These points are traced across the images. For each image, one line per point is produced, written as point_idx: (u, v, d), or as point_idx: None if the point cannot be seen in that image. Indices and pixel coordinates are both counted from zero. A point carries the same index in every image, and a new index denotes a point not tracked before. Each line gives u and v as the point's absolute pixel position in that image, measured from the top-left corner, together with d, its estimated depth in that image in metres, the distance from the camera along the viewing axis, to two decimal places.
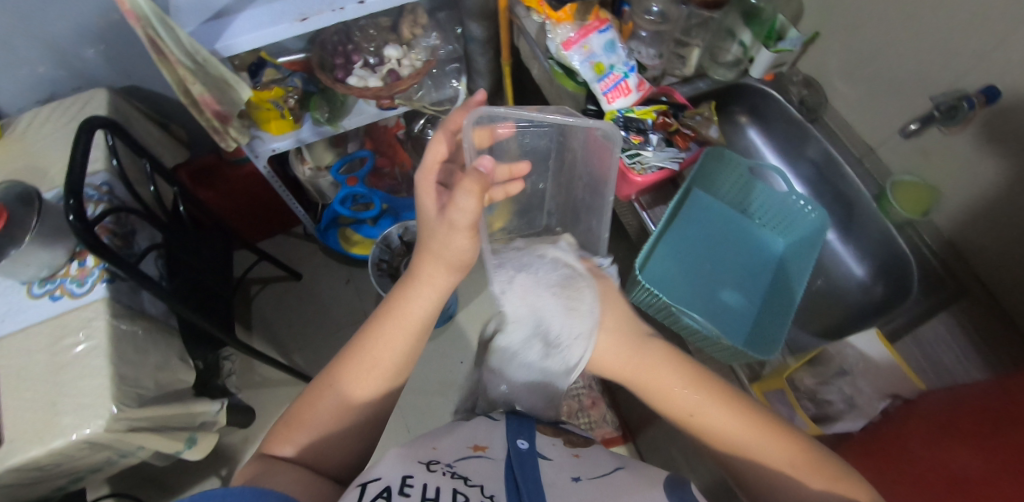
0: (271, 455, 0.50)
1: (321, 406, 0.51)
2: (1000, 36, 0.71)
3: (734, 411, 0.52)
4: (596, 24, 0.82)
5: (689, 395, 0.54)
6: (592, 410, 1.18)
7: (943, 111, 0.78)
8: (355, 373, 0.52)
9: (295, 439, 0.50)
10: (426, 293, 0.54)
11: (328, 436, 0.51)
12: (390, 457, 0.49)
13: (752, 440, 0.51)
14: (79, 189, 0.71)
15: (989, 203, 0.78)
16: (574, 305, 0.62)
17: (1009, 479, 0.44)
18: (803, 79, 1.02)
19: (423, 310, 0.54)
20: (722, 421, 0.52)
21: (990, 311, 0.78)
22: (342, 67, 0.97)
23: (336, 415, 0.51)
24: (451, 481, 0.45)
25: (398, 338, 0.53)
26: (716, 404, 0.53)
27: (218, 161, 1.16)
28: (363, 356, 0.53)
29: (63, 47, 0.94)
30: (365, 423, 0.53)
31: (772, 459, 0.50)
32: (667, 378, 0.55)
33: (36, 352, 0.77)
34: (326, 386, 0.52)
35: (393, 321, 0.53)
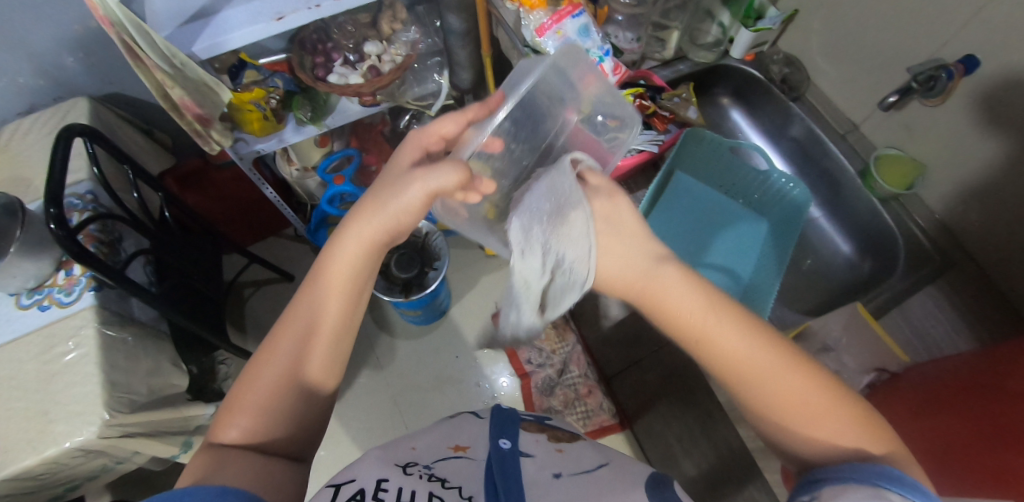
0: (214, 441, 0.47)
1: (259, 379, 0.49)
2: (980, 3, 0.70)
3: (755, 342, 0.44)
4: (569, 9, 0.81)
5: (700, 319, 0.46)
6: (587, 399, 1.16)
7: (921, 83, 0.78)
8: (290, 339, 0.51)
9: (236, 423, 0.48)
10: (354, 247, 0.52)
11: (273, 411, 0.48)
12: (367, 460, 0.50)
13: (759, 373, 0.43)
14: (60, 197, 0.71)
15: (975, 173, 0.77)
16: (566, 224, 0.49)
17: (1006, 451, 0.43)
18: (784, 57, 1.01)
19: (350, 266, 0.52)
20: (731, 347, 0.44)
21: (978, 283, 0.78)
22: (323, 65, 0.97)
23: (276, 388, 0.49)
24: (427, 483, 0.45)
25: (329, 297, 0.51)
26: (734, 329, 0.45)
27: (203, 165, 1.15)
28: (299, 320, 0.51)
29: (42, 56, 0.94)
30: (307, 392, 0.50)
31: (779, 394, 0.43)
32: (686, 301, 0.46)
33: (27, 362, 0.78)
34: (264, 358, 0.51)
35: (321, 282, 0.52)
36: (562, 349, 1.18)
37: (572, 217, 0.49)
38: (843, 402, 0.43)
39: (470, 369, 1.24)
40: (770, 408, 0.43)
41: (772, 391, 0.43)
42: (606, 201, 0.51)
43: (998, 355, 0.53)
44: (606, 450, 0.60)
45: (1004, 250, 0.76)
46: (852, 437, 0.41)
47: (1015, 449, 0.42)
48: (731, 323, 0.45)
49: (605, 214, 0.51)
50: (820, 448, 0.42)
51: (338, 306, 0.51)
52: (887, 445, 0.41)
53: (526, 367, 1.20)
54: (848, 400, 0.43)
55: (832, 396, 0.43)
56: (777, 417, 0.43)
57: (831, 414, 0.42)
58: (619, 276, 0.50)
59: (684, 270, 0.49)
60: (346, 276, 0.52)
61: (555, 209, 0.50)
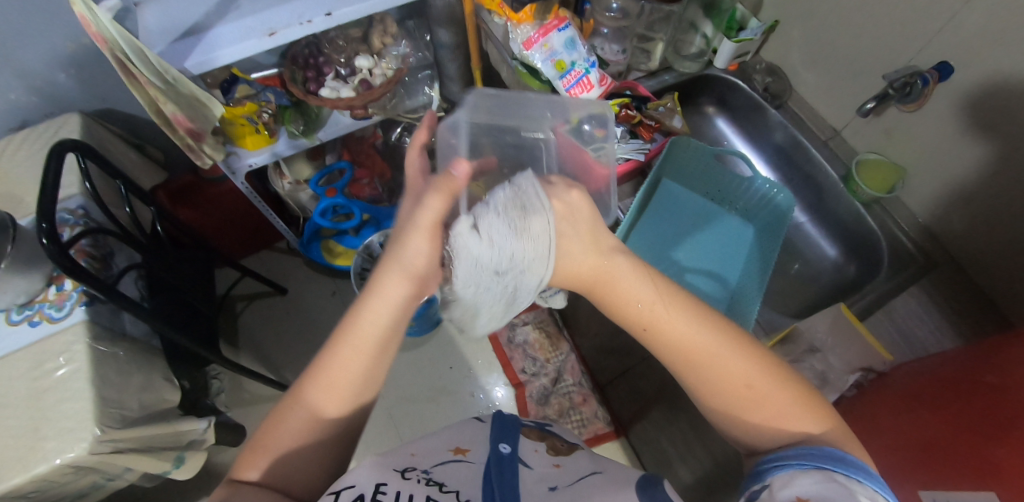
0: (238, 480, 0.48)
1: (284, 428, 0.49)
2: (951, 12, 0.72)
3: (703, 328, 0.47)
4: (555, 23, 0.82)
5: (650, 307, 0.48)
6: (582, 407, 1.19)
7: (898, 89, 0.80)
8: (318, 392, 0.50)
9: (259, 464, 0.48)
10: (384, 307, 0.50)
11: (295, 453, 0.49)
12: (365, 465, 0.50)
13: (708, 358, 0.46)
14: (52, 213, 0.71)
15: (955, 176, 0.79)
16: (523, 226, 0.49)
17: (986, 444, 0.44)
18: (767, 67, 1.04)
19: (379, 324, 0.50)
20: (681, 334, 0.47)
21: (960, 284, 0.79)
22: (314, 79, 0.99)
23: (300, 437, 0.49)
24: (425, 488, 0.46)
25: (355, 353, 0.49)
26: (683, 317, 0.48)
27: (195, 180, 1.16)
28: (324, 372, 0.50)
29: (34, 73, 0.94)
30: (331, 440, 0.50)
31: (727, 378, 0.46)
32: (633, 288, 0.49)
33: (17, 378, 0.77)
34: (287, 405, 0.50)
35: (347, 338, 0.50)
36: (555, 357, 1.22)
37: (532, 221, 0.50)
38: (788, 385, 0.46)
39: (464, 379, 1.24)
40: (719, 392, 0.46)
41: (719, 376, 0.46)
42: (566, 197, 0.52)
43: (983, 350, 0.54)
44: (603, 460, 0.60)
45: (985, 251, 0.77)
46: (791, 419, 0.45)
47: (997, 443, 0.43)
48: (684, 312, 0.48)
49: (564, 214, 0.51)
50: (763, 427, 0.45)
51: (361, 364, 0.49)
52: (823, 426, 0.45)
53: (520, 376, 1.22)
54: (787, 381, 0.46)
55: (775, 378, 0.46)
56: (726, 401, 0.46)
57: (774, 396, 0.45)
58: (579, 271, 0.51)
59: (637, 260, 0.51)
60: (374, 334, 0.50)
61: (515, 210, 0.50)
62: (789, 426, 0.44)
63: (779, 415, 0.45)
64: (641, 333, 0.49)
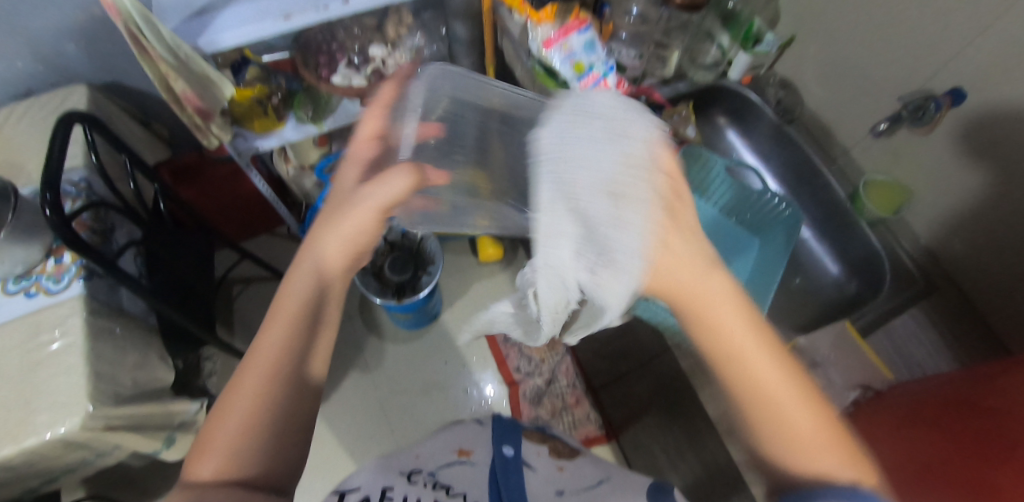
0: (188, 482, 0.46)
1: (226, 421, 0.48)
2: (968, 39, 0.73)
3: (768, 352, 0.44)
4: (575, 24, 0.82)
5: (739, 341, 0.44)
6: (575, 408, 1.18)
7: (911, 112, 0.81)
8: (256, 376, 0.50)
9: (209, 462, 0.47)
10: (300, 281, 0.54)
11: (245, 445, 0.48)
12: (369, 469, 0.49)
13: (789, 405, 0.43)
14: (57, 183, 0.71)
15: (962, 202, 0.80)
16: (621, 203, 0.43)
17: (986, 462, 0.45)
18: (780, 80, 1.05)
19: (299, 294, 0.53)
20: (762, 372, 0.43)
21: (954, 309, 0.82)
22: (326, 65, 0.98)
23: (246, 425, 0.48)
24: (432, 492, 0.46)
25: (281, 323, 0.52)
26: (772, 362, 0.44)
27: (200, 159, 1.15)
28: (261, 355, 0.51)
29: (42, 42, 0.93)
30: (276, 425, 0.49)
31: (805, 430, 0.42)
32: (720, 312, 0.44)
33: (10, 349, 0.76)
34: (228, 396, 0.50)
35: (274, 314, 0.53)
36: (551, 357, 1.23)
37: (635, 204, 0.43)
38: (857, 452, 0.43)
39: (459, 375, 1.24)
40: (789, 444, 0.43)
41: (792, 431, 0.42)
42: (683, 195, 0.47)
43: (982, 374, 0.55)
44: (604, 464, 0.60)
45: (987, 276, 0.78)
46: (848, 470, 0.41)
47: (997, 463, 0.44)
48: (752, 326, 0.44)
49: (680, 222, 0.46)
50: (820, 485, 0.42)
51: (285, 335, 0.51)
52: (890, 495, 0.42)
53: (514, 375, 1.22)
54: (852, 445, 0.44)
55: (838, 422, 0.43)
56: (803, 456, 0.42)
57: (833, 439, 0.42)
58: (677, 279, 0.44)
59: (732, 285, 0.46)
60: (297, 302, 0.53)
61: (626, 178, 0.44)
62: (848, 476, 0.41)
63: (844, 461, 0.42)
64: (722, 361, 0.45)
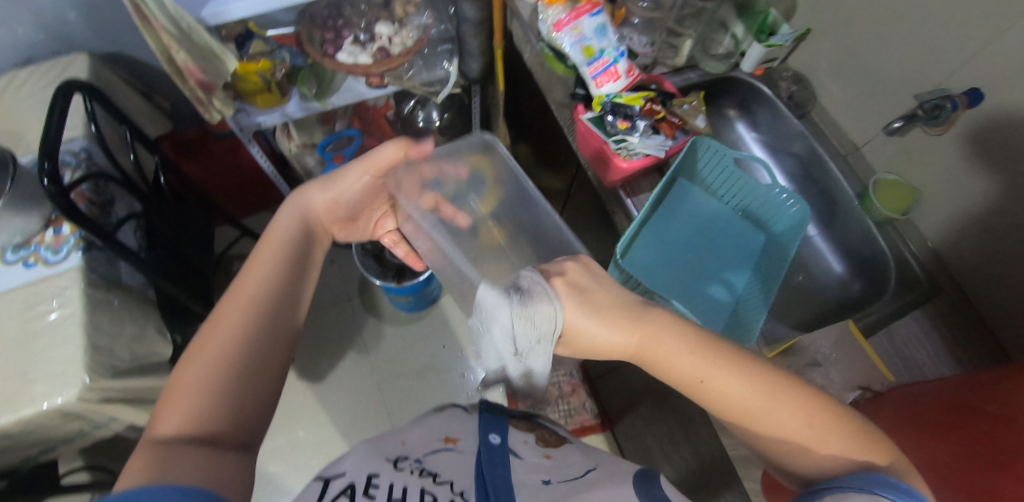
0: (154, 436, 0.44)
1: (204, 355, 0.48)
2: (990, 37, 0.71)
3: (743, 384, 0.47)
4: (588, 7, 0.81)
5: (695, 365, 0.49)
6: (571, 397, 1.23)
7: (926, 111, 0.79)
8: (240, 309, 0.52)
9: (177, 409, 0.45)
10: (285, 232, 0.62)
11: (212, 391, 0.47)
12: (355, 456, 0.49)
13: (763, 403, 0.47)
14: (55, 152, 0.70)
15: (974, 204, 0.78)
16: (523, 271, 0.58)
17: (987, 475, 0.44)
18: (793, 75, 1.03)
19: (282, 243, 0.60)
20: (726, 386, 0.48)
21: (962, 309, 0.80)
22: (332, 42, 0.96)
23: (223, 359, 0.49)
24: (419, 479, 0.45)
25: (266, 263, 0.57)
26: (727, 369, 0.48)
27: (203, 133, 1.15)
28: (246, 289, 0.54)
29: (44, 8, 0.92)
30: (247, 371, 0.49)
31: (784, 422, 0.46)
32: (676, 362, 0.50)
33: (8, 318, 0.76)
34: (205, 334, 0.50)
35: (258, 260, 0.58)
36: None
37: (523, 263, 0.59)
38: (846, 422, 0.46)
39: (456, 360, 1.24)
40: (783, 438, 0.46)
41: (777, 418, 0.46)
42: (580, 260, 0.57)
43: (985, 380, 0.55)
44: (595, 454, 0.59)
45: (997, 279, 0.77)
46: (855, 452, 0.44)
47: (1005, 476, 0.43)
48: (713, 355, 0.49)
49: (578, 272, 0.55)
50: (829, 462, 0.45)
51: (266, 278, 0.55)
52: (888, 457, 0.44)
53: None
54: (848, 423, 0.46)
55: (835, 417, 0.46)
56: (791, 442, 0.46)
57: (829, 430, 0.45)
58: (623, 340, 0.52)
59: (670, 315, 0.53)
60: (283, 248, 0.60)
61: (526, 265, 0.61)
62: (858, 459, 0.43)
63: (843, 445, 0.44)
64: (694, 387, 0.50)
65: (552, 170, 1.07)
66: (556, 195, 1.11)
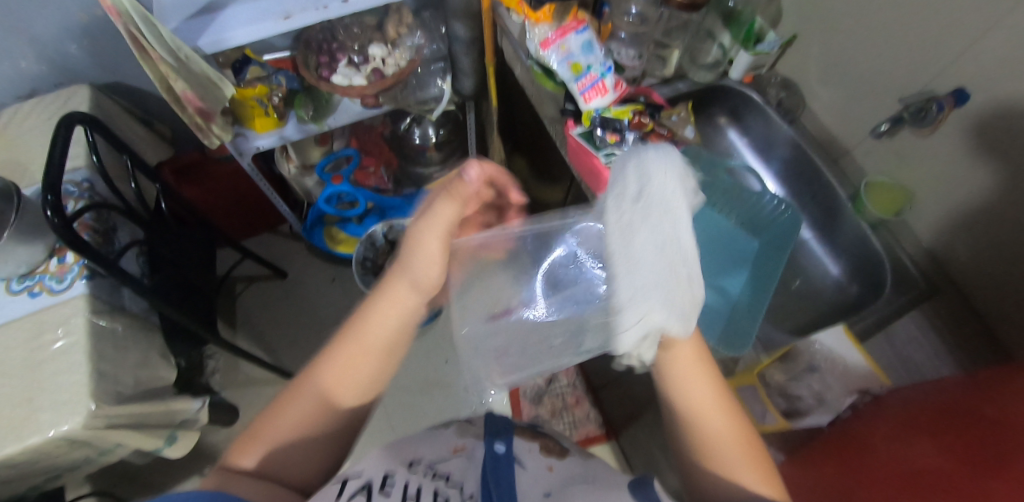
0: (230, 466, 0.50)
1: (290, 416, 0.52)
2: (971, 40, 0.73)
3: (720, 393, 0.53)
4: (573, 25, 0.82)
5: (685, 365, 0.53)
6: (575, 409, 1.23)
7: (912, 113, 0.82)
8: (322, 384, 0.53)
9: (255, 452, 0.50)
10: (388, 317, 0.56)
11: (289, 448, 0.51)
12: (372, 456, 0.51)
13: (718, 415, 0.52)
14: (58, 185, 0.71)
15: (966, 203, 0.79)
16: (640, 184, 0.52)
17: (990, 477, 0.42)
18: (781, 81, 1.04)
19: (389, 328, 0.55)
20: (700, 391, 0.53)
21: (963, 309, 0.80)
22: (327, 65, 0.98)
23: (306, 429, 0.52)
24: (431, 481, 0.48)
25: (363, 355, 0.54)
26: (705, 382, 0.53)
27: (203, 157, 1.17)
28: (326, 372, 0.54)
29: (47, 43, 0.94)
30: (324, 440, 0.52)
31: (723, 435, 0.51)
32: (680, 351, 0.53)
33: (14, 348, 0.77)
34: (290, 397, 0.53)
35: (356, 336, 0.55)
36: None
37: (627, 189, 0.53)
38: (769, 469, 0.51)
39: (460, 374, 1.25)
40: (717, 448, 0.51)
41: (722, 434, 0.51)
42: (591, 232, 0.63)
43: (987, 381, 0.54)
44: (594, 464, 0.58)
45: (994, 280, 0.77)
46: (763, 487, 0.49)
47: (1000, 478, 0.41)
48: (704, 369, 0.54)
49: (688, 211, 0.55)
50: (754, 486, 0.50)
51: (368, 364, 0.54)
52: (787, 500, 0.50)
53: None
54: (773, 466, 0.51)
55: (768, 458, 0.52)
56: (719, 455, 0.51)
57: (754, 456, 0.51)
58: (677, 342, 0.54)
59: None
60: (384, 337, 0.55)
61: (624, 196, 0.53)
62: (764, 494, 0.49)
63: (764, 478, 0.50)
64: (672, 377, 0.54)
65: (547, 184, 1.08)
66: (551, 206, 1.12)
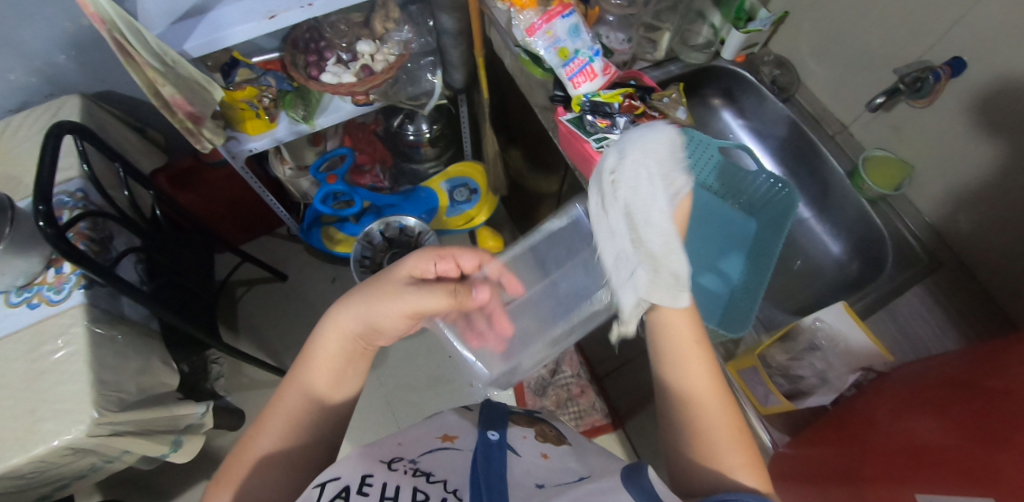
0: None
1: (251, 452, 0.50)
2: (965, 6, 0.71)
3: (718, 383, 0.52)
4: (559, 9, 0.80)
5: (681, 352, 0.53)
6: (580, 399, 1.21)
7: (908, 84, 0.78)
8: (286, 407, 0.53)
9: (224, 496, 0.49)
10: (336, 334, 0.56)
11: (255, 478, 0.49)
12: (349, 457, 0.48)
13: (714, 401, 0.51)
14: (50, 195, 0.71)
15: (967, 173, 0.78)
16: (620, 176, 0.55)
17: (992, 451, 0.42)
18: (775, 59, 1.03)
19: (338, 342, 0.56)
20: (697, 375, 0.52)
21: (967, 281, 0.79)
22: (316, 64, 0.97)
23: (268, 458, 0.50)
24: (412, 478, 0.45)
25: (316, 372, 0.55)
26: (703, 369, 0.52)
27: (196, 163, 1.15)
28: (282, 399, 0.54)
29: (34, 54, 0.94)
30: (289, 462, 0.50)
31: (717, 420, 0.50)
32: (677, 336, 0.53)
33: (15, 360, 0.77)
34: (253, 434, 0.52)
35: (310, 358, 0.56)
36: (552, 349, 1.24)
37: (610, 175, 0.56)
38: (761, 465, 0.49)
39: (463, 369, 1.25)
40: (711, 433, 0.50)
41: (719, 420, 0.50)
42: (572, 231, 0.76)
43: (992, 352, 0.53)
44: (588, 454, 0.57)
45: (997, 252, 0.76)
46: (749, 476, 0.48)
47: (1004, 451, 0.41)
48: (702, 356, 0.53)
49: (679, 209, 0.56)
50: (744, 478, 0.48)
51: (324, 375, 0.54)
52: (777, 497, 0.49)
53: None
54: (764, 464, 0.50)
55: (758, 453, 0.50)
56: (712, 441, 0.49)
57: (741, 444, 0.50)
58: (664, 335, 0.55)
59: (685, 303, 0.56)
60: (335, 351, 0.56)
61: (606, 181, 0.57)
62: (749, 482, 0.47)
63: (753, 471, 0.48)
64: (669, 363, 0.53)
65: (542, 174, 1.07)
66: (547, 198, 1.11)
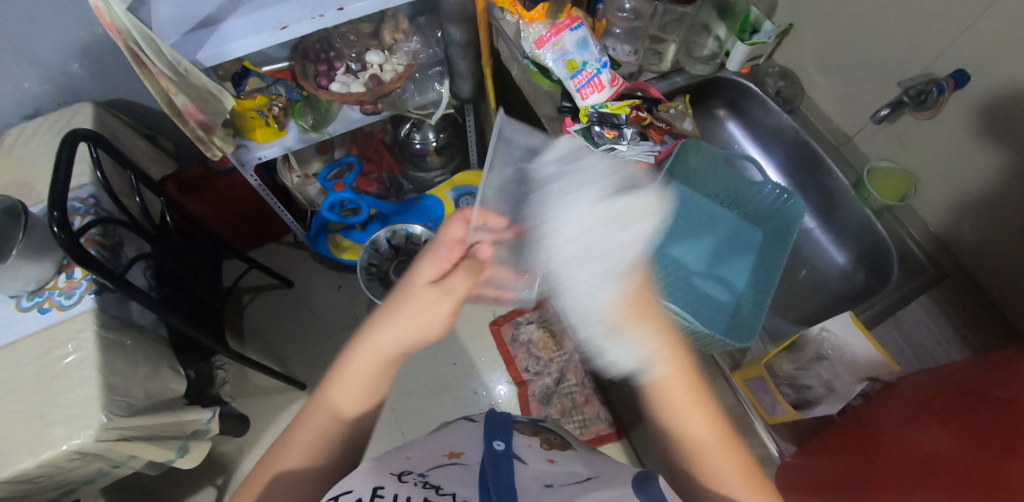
0: None
1: (281, 466, 0.51)
2: (968, 20, 0.72)
3: (714, 427, 0.52)
4: (567, 22, 0.81)
5: (678, 408, 0.52)
6: (586, 408, 1.21)
7: (913, 96, 0.80)
8: (314, 424, 0.53)
9: None
10: (368, 352, 0.55)
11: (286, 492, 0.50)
12: (362, 467, 0.48)
13: (716, 453, 0.51)
14: (65, 201, 0.72)
15: (972, 184, 0.78)
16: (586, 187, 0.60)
17: (1003, 458, 0.42)
18: (781, 71, 1.03)
19: (371, 358, 0.55)
20: (699, 431, 0.52)
21: (973, 292, 0.79)
22: (325, 74, 0.99)
23: (298, 475, 0.51)
24: (422, 490, 0.46)
25: (349, 391, 0.54)
26: (702, 420, 0.52)
27: (206, 172, 1.17)
28: (316, 411, 0.54)
29: (50, 63, 0.96)
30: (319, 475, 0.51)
31: (723, 471, 0.51)
32: (671, 392, 0.52)
33: (26, 364, 0.78)
34: (280, 448, 0.53)
35: (339, 375, 0.55)
36: (559, 357, 1.24)
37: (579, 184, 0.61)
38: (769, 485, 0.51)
39: (468, 377, 1.25)
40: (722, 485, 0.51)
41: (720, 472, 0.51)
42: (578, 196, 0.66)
43: (1000, 363, 0.53)
44: (594, 460, 0.57)
45: (1002, 263, 0.76)
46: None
47: (1009, 457, 0.41)
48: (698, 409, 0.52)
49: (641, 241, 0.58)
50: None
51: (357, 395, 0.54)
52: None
53: (524, 374, 1.23)
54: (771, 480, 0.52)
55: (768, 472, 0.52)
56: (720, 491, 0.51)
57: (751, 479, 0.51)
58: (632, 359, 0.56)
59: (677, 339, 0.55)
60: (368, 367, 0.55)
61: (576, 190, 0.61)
62: None
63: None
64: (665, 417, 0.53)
65: None
66: None
